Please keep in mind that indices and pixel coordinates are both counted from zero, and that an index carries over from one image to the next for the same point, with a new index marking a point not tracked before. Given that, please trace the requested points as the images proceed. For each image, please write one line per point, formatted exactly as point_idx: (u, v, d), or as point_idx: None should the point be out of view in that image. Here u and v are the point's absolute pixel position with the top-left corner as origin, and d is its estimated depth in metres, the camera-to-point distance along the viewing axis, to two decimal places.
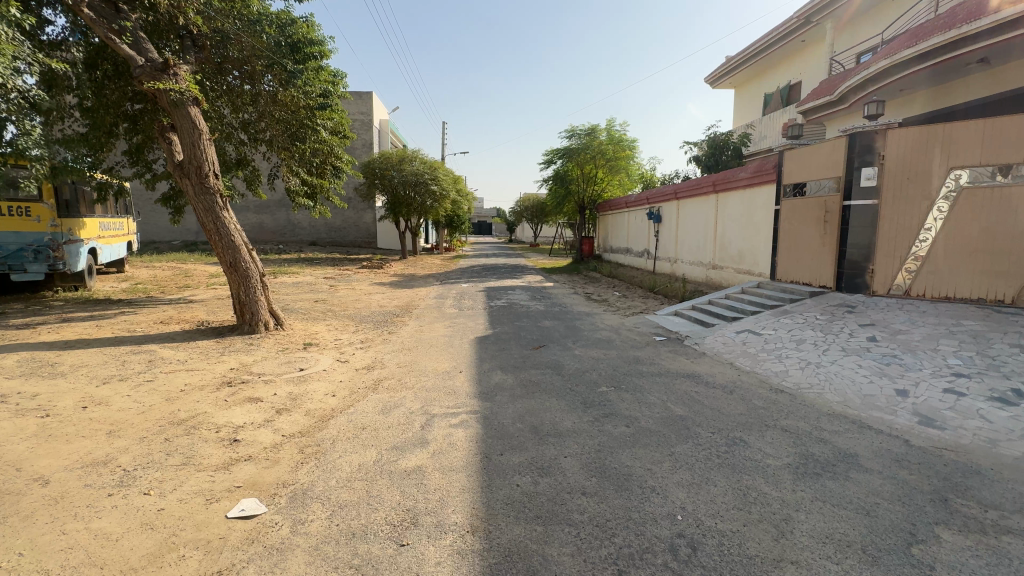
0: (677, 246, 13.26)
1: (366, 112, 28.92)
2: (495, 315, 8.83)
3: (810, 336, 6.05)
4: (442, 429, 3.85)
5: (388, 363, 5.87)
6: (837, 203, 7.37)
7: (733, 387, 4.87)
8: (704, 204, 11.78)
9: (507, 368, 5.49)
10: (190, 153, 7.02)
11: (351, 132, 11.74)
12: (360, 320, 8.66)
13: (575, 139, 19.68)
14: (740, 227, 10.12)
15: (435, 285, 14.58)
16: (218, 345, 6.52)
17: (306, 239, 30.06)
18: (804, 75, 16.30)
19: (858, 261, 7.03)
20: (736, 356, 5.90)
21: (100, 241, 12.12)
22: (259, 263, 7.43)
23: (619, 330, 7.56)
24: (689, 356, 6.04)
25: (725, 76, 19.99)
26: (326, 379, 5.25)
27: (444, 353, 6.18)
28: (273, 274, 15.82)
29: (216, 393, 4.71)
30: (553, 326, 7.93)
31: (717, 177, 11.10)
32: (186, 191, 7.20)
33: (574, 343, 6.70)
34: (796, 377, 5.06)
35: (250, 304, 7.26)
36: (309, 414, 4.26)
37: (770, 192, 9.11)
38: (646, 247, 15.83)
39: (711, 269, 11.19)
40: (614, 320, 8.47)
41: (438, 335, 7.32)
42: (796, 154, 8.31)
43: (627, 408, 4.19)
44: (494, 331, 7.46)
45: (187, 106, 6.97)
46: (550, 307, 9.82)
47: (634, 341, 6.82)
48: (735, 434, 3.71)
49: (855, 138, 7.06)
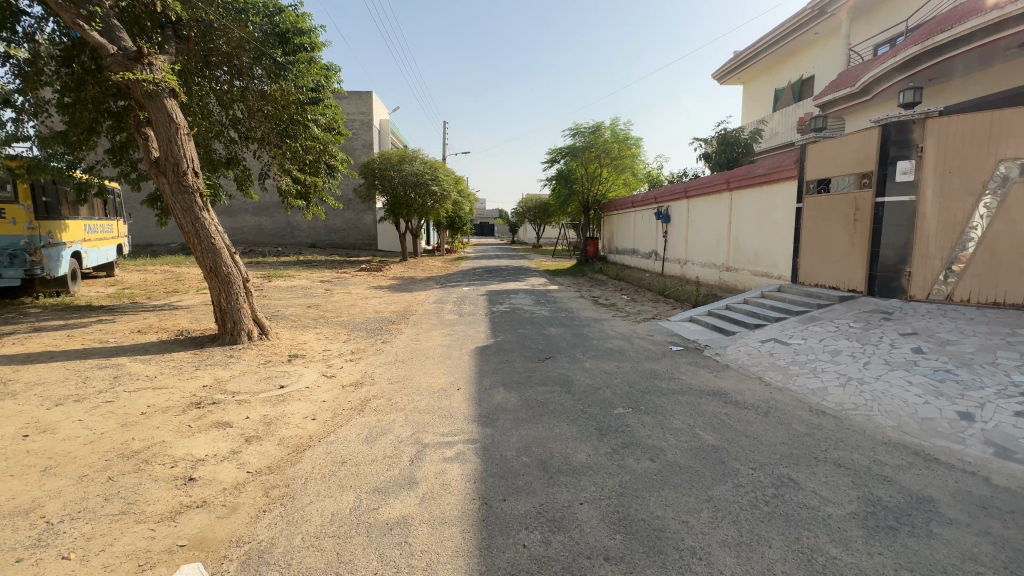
0: (688, 247, 12.66)
1: (366, 112, 28.43)
2: (496, 322, 8.26)
3: (846, 347, 5.46)
4: (435, 464, 3.27)
5: (379, 378, 5.31)
6: (869, 200, 6.77)
7: (768, 408, 4.29)
8: (717, 203, 11.18)
9: (511, 384, 4.92)
10: (167, 149, 6.49)
11: (345, 129, 11.23)
12: (353, 328, 8.11)
13: (579, 137, 19.16)
14: (757, 228, 9.52)
15: (436, 288, 14.04)
16: (195, 358, 5.97)
17: (305, 241, 29.61)
18: (817, 70, 15.69)
19: (894, 262, 6.44)
20: (765, 370, 5.30)
21: (85, 244, 11.63)
22: (242, 268, 6.89)
23: (631, 339, 6.98)
24: (711, 370, 5.46)
25: (734, 71, 19.36)
26: (307, 398, 4.68)
27: (440, 366, 5.61)
28: (268, 278, 15.28)
29: (180, 417, 4.16)
30: (560, 334, 7.36)
31: (730, 174, 10.48)
32: (162, 191, 6.66)
33: (584, 353, 6.13)
34: (838, 395, 4.47)
35: (232, 312, 6.69)
36: (283, 443, 3.70)
37: (791, 189, 8.50)
38: (653, 248, 15.24)
39: (725, 271, 10.61)
40: (625, 326, 7.89)
41: (436, 345, 6.76)
42: (820, 148, 7.72)
43: (649, 436, 3.62)
44: (495, 341, 6.89)
45: (163, 98, 6.45)
46: (555, 313, 9.26)
47: (649, 352, 6.24)
48: (781, 471, 3.13)
49: (889, 129, 6.46)
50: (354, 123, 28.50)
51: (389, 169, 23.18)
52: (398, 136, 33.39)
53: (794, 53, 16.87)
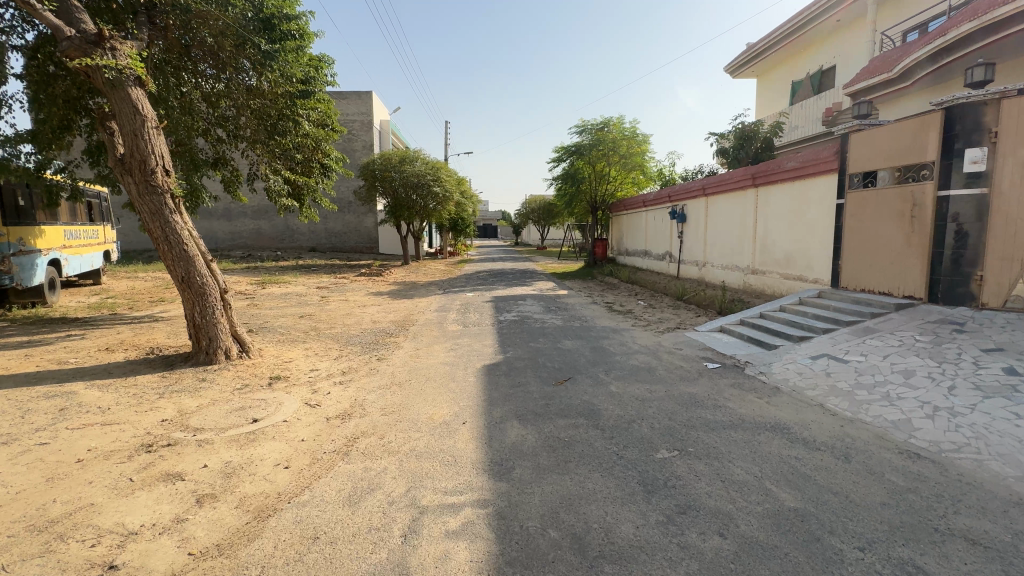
0: (706, 248, 11.86)
1: (364, 112, 27.72)
2: (505, 334, 7.47)
3: (919, 366, 4.63)
4: (435, 545, 2.45)
5: (370, 408, 4.52)
6: (928, 193, 5.95)
7: (846, 449, 3.48)
8: (740, 200, 10.36)
9: (527, 416, 4.14)
10: (132, 144, 5.74)
11: (339, 125, 10.53)
12: (347, 342, 7.35)
13: (586, 134, 18.42)
14: (788, 227, 8.72)
15: (438, 295, 13.27)
16: (162, 382, 5.20)
17: (305, 245, 28.92)
18: (841, 59, 14.84)
19: (961, 263, 5.61)
20: (826, 396, 4.48)
21: (65, 251, 10.94)
22: (219, 277, 6.14)
23: (658, 354, 6.17)
24: (761, 395, 4.64)
25: (747, 65, 18.58)
26: (282, 436, 3.89)
27: (442, 392, 4.83)
28: (261, 285, 14.57)
29: (121, 466, 3.37)
30: (576, 347, 6.57)
31: (755, 168, 9.65)
32: (128, 192, 5.91)
33: (607, 373, 5.32)
34: (929, 431, 3.65)
35: (207, 328, 5.90)
36: (242, 506, 2.90)
37: (829, 184, 7.69)
38: (667, 250, 14.43)
39: (750, 274, 9.80)
40: (648, 338, 7.07)
41: (438, 363, 5.98)
42: (866, 138, 6.91)
43: (712, 498, 2.81)
44: (505, 357, 6.10)
45: (128, 87, 5.70)
46: (568, 322, 8.46)
47: (683, 371, 5.42)
48: (902, 555, 2.32)
49: (954, 112, 5.64)
50: (353, 124, 27.84)
51: (389, 170, 22.43)
52: (398, 136, 32.65)
53: (812, 44, 16.05)
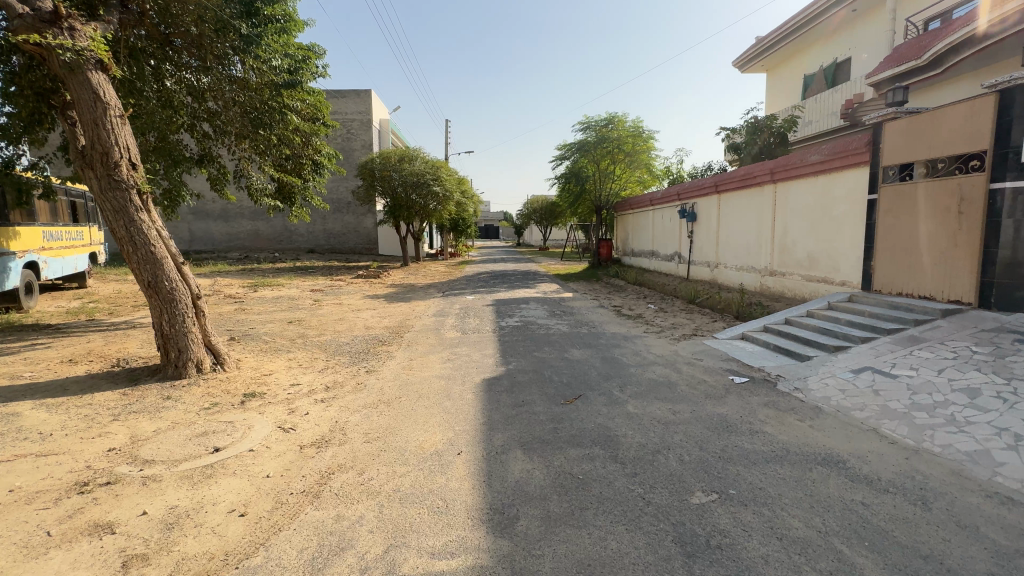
0: (719, 248, 11.25)
1: (364, 110, 27.19)
2: (507, 342, 6.87)
3: (984, 383, 4.01)
4: None
5: (352, 433, 3.92)
6: (979, 186, 5.33)
7: (922, 492, 2.85)
8: (757, 197, 9.74)
9: (533, 445, 3.54)
10: (93, 135, 5.16)
11: (331, 120, 9.93)
12: (336, 351, 6.76)
13: (590, 131, 17.83)
14: (812, 225, 8.10)
15: (437, 297, 12.69)
16: (121, 401, 4.61)
17: (303, 246, 28.40)
18: (856, 51, 14.19)
19: (1018, 264, 4.99)
20: (879, 419, 3.87)
21: (44, 253, 10.39)
22: (191, 282, 5.55)
23: (677, 366, 5.56)
24: (802, 417, 4.03)
25: (756, 59, 17.94)
26: (244, 471, 3.30)
27: (435, 414, 4.23)
28: (253, 288, 13.99)
29: (41, 514, 2.78)
30: (586, 358, 5.96)
31: (774, 163, 9.02)
32: (90, 188, 5.33)
33: (622, 389, 4.71)
34: (1016, 467, 3.03)
35: (176, 338, 5.31)
36: (177, 574, 2.31)
37: (859, 178, 7.06)
38: (677, 250, 13.81)
39: (769, 276, 9.19)
40: (663, 347, 6.46)
41: (433, 376, 5.38)
42: (904, 127, 6.29)
43: (772, 567, 2.19)
44: (507, 369, 5.50)
45: (88, 71, 5.11)
46: (574, 328, 7.86)
47: (708, 387, 4.81)
48: None
49: (1011, 94, 5.02)
50: (352, 122, 27.31)
51: (389, 170, 21.90)
52: (398, 136, 32.12)
53: (825, 36, 15.43)
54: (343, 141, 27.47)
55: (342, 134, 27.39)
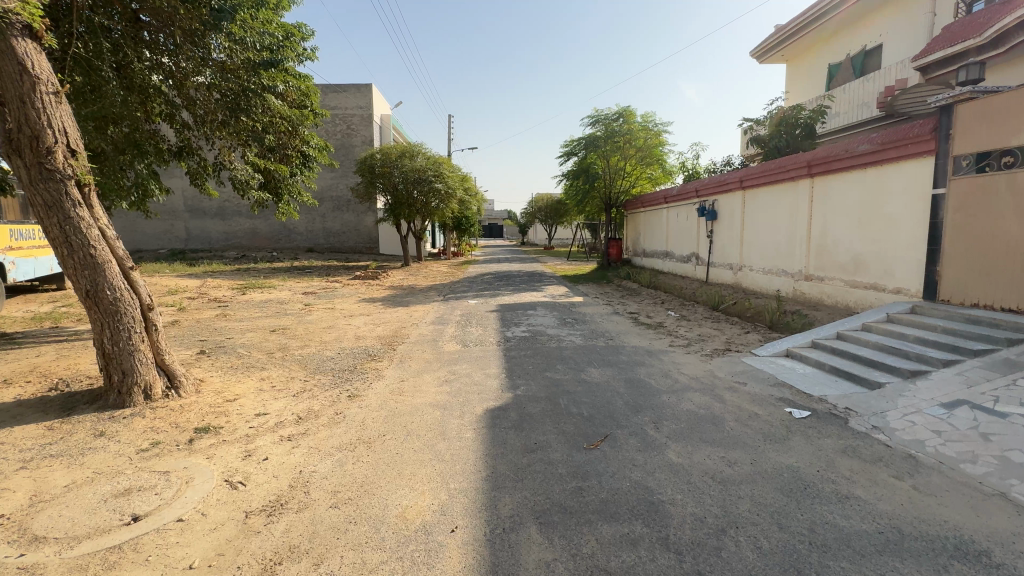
0: (745, 249, 10.32)
1: (364, 105, 26.35)
2: (513, 358, 5.99)
3: None
4: None
5: (316, 491, 3.04)
6: None
7: None
8: (789, 193, 8.82)
9: (552, 518, 2.64)
10: (18, 114, 4.25)
11: (320, 108, 9.13)
12: (317, 367, 5.88)
13: (599, 125, 16.91)
14: (857, 224, 7.19)
15: (436, 301, 11.80)
16: (41, 440, 3.74)
17: (302, 245, 27.66)
18: (888, 38, 13.21)
19: None
20: (1005, 480, 2.95)
21: (11, 253, 9.58)
22: (141, 290, 4.70)
23: (717, 393, 4.64)
24: (899, 474, 3.10)
25: (775, 49, 16.98)
26: (162, 558, 2.43)
27: (425, 464, 3.33)
28: (244, 290, 13.18)
29: None
30: (607, 381, 5.05)
31: (812, 154, 8.04)
32: (18, 178, 4.43)
33: (658, 427, 3.81)
34: None
35: (121, 359, 4.44)
36: None
37: (920, 171, 6.15)
38: (694, 251, 12.91)
39: (805, 280, 8.28)
40: (695, 366, 5.54)
41: (425, 404, 4.49)
42: (987, 108, 5.33)
43: None
44: (514, 396, 4.61)
45: (10, 38, 4.21)
46: (589, 340, 6.94)
47: (762, 424, 3.90)
48: None
49: None
50: (352, 118, 26.50)
51: (389, 166, 21.07)
52: (399, 132, 31.31)
53: (852, 22, 14.41)
54: (343, 136, 26.65)
55: (342, 130, 26.58)
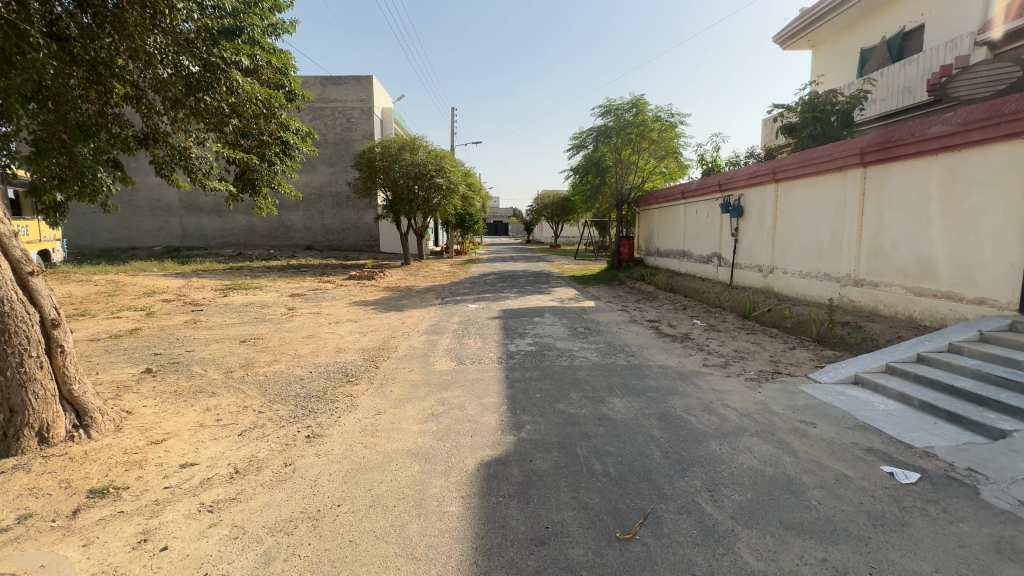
0: (778, 249, 9.18)
1: (364, 98, 25.37)
2: (516, 382, 4.91)
3: None
4: None
5: None
6: None
7: None
8: (834, 184, 7.68)
9: None
10: None
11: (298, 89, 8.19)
12: (280, 393, 4.85)
13: (610, 115, 15.77)
14: (922, 221, 6.07)
15: (433, 305, 10.74)
16: None
17: (300, 243, 26.77)
18: (932, 17, 11.96)
19: None
20: None
21: None
22: (45, 303, 3.63)
23: (781, 439, 3.56)
24: None
25: (800, 34, 15.74)
26: None
27: (385, 566, 2.29)
28: (227, 291, 12.22)
29: None
30: (634, 418, 3.98)
31: (865, 140, 6.87)
32: None
33: (716, 501, 2.73)
34: None
35: (7, 394, 3.40)
36: None
37: (1014, 157, 5.04)
38: (715, 250, 11.77)
39: (854, 286, 7.16)
40: (742, 396, 4.44)
41: (401, 453, 3.45)
42: None
43: None
44: (518, 442, 3.55)
45: None
46: (607, 358, 5.85)
47: (859, 495, 2.81)
48: None
49: None
50: (352, 111, 25.52)
51: (389, 160, 19.99)
52: (401, 126, 30.31)
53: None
54: (343, 130, 25.69)
55: (341, 124, 25.60)
